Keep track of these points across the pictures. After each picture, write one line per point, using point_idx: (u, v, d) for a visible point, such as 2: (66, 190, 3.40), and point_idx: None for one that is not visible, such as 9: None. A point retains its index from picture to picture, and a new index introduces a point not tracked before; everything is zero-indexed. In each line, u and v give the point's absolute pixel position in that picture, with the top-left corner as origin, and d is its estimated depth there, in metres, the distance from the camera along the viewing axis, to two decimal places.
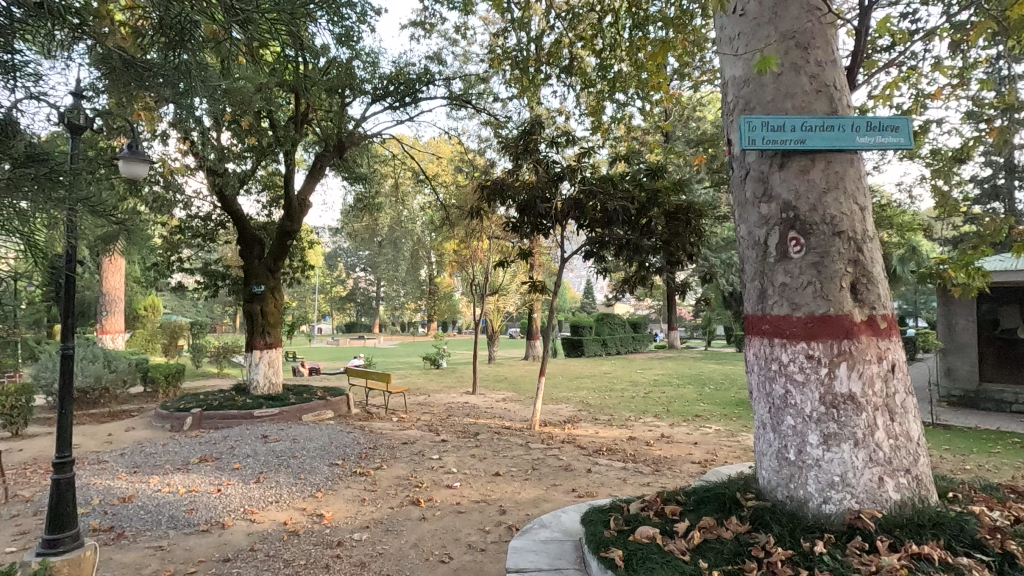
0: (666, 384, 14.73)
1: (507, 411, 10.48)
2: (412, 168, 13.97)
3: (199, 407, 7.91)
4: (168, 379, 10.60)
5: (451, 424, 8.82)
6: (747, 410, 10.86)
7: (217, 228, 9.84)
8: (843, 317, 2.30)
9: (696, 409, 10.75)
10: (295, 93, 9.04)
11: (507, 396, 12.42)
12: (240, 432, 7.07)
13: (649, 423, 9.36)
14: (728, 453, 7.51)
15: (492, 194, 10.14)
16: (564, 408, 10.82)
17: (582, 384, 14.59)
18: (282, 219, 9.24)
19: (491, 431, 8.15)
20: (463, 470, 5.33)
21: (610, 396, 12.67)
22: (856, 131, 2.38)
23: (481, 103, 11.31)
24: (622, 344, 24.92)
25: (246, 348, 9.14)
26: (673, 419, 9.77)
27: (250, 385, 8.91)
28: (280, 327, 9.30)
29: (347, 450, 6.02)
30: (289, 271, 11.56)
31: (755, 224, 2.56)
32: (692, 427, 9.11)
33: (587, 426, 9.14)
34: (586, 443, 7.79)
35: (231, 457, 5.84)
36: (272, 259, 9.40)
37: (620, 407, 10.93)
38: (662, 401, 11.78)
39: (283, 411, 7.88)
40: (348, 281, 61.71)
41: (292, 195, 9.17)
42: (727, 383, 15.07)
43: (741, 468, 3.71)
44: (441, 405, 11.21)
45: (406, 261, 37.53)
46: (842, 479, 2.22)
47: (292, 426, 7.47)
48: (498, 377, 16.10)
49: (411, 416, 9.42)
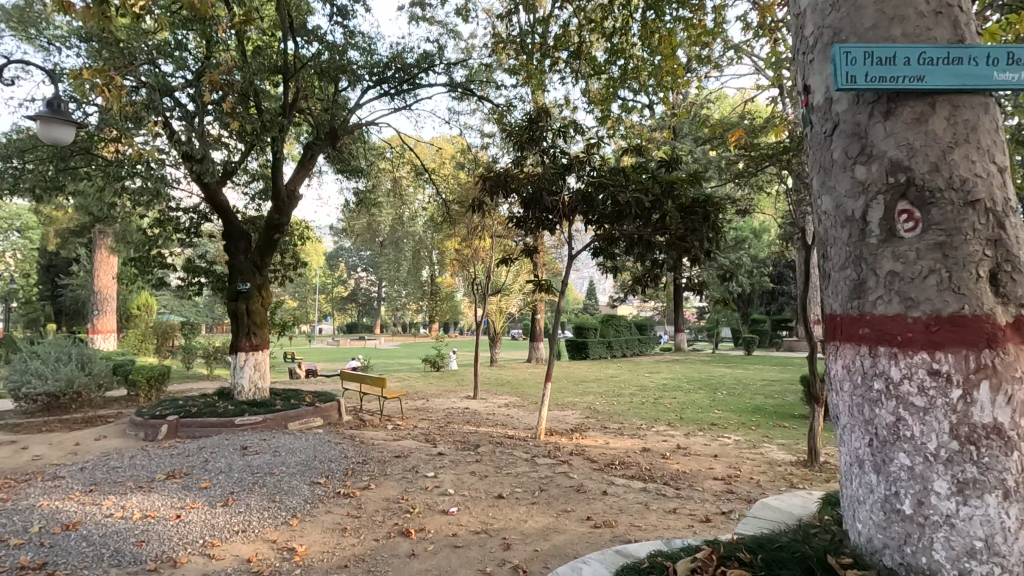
0: (676, 389, 14.07)
1: (510, 418, 9.83)
2: (411, 163, 13.35)
3: (176, 414, 7.28)
4: (151, 382, 10.03)
5: (450, 434, 8.17)
6: (765, 418, 10.19)
7: (201, 222, 9.20)
8: (982, 319, 1.66)
9: (711, 417, 10.10)
10: (284, 77, 8.45)
11: (510, 401, 11.79)
12: (217, 442, 6.45)
13: (663, 433, 8.71)
14: (753, 467, 6.85)
15: (494, 187, 9.49)
16: (571, 415, 10.16)
17: (588, 389, 13.93)
18: (271, 212, 8.64)
19: (493, 442, 7.50)
20: (461, 492, 4.69)
21: (619, 401, 12.01)
22: (994, 65, 1.74)
23: (484, 92, 10.70)
24: (627, 346, 24.29)
25: (231, 350, 8.53)
26: (688, 428, 9.12)
27: (234, 390, 8.28)
28: (267, 327, 8.67)
29: (332, 466, 5.38)
30: (280, 268, 10.96)
31: (847, 194, 1.92)
32: (709, 437, 8.45)
33: (597, 436, 8.48)
34: (596, 456, 7.12)
35: (202, 474, 5.21)
36: (259, 255, 8.76)
37: (631, 415, 10.28)
38: (673, 408, 11.14)
39: (267, 419, 7.25)
40: (350, 281, 61.19)
41: (280, 186, 8.58)
42: (739, 388, 14.38)
43: (807, 505, 3.03)
44: (440, 411, 10.57)
45: (408, 261, 36.96)
46: (987, 546, 1.59)
47: (276, 436, 6.84)
48: (500, 380, 15.48)
49: (407, 424, 8.79)
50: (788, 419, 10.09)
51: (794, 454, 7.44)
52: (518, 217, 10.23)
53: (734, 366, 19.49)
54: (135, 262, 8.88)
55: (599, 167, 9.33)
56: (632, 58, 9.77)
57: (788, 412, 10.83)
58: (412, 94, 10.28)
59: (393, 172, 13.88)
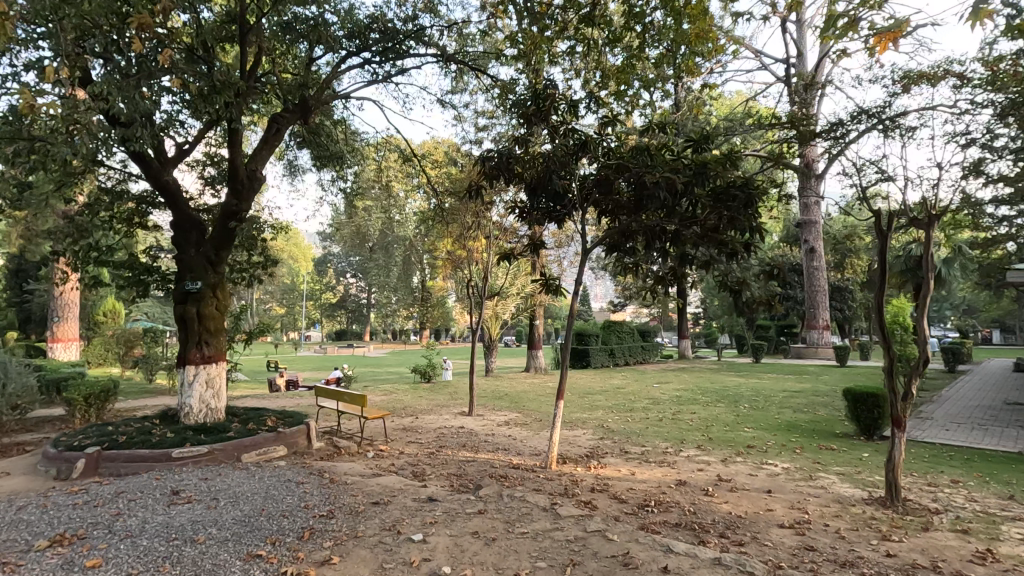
0: (693, 402, 12.74)
1: (513, 441, 8.44)
2: (398, 152, 12.00)
3: (99, 443, 5.81)
4: (90, 401, 8.53)
5: (443, 465, 6.77)
6: (806, 438, 8.88)
7: (148, 211, 7.76)
8: None
9: (744, 438, 8.77)
10: (243, 38, 6.97)
11: (512, 418, 10.41)
12: (142, 486, 5.00)
13: (696, 459, 7.37)
14: (822, 508, 5.49)
15: (496, 170, 8.14)
16: (584, 437, 8.77)
17: (596, 402, 12.58)
18: (226, 198, 7.12)
19: (496, 478, 6.12)
20: (460, 571, 3.29)
21: (633, 418, 10.66)
22: None
23: (480, 64, 9.34)
24: (631, 354, 23.07)
25: (179, 363, 7.07)
26: (723, 452, 7.77)
27: (181, 411, 6.85)
28: (224, 335, 7.24)
29: (283, 527, 3.96)
30: (247, 267, 9.53)
31: None
32: (753, 463, 7.12)
33: (619, 466, 7.10)
34: (624, 495, 5.75)
35: (101, 540, 3.77)
36: (214, 248, 7.27)
37: (652, 435, 8.92)
38: (697, 426, 9.80)
39: (214, 450, 5.81)
40: (339, 287, 59.56)
41: (239, 166, 7.12)
42: (761, 400, 13.07)
43: None
44: (431, 432, 9.16)
45: (399, 266, 35.54)
46: None
47: (222, 474, 5.40)
48: (497, 392, 14.08)
49: (392, 452, 7.40)
50: (833, 439, 8.76)
51: (863, 488, 6.11)
52: (522, 207, 8.88)
53: (746, 375, 18.21)
54: (62, 256, 7.35)
55: (617, 150, 8.09)
56: (655, 21, 8.45)
57: (828, 429, 9.53)
58: (397, 66, 8.93)
59: (378, 162, 12.54)
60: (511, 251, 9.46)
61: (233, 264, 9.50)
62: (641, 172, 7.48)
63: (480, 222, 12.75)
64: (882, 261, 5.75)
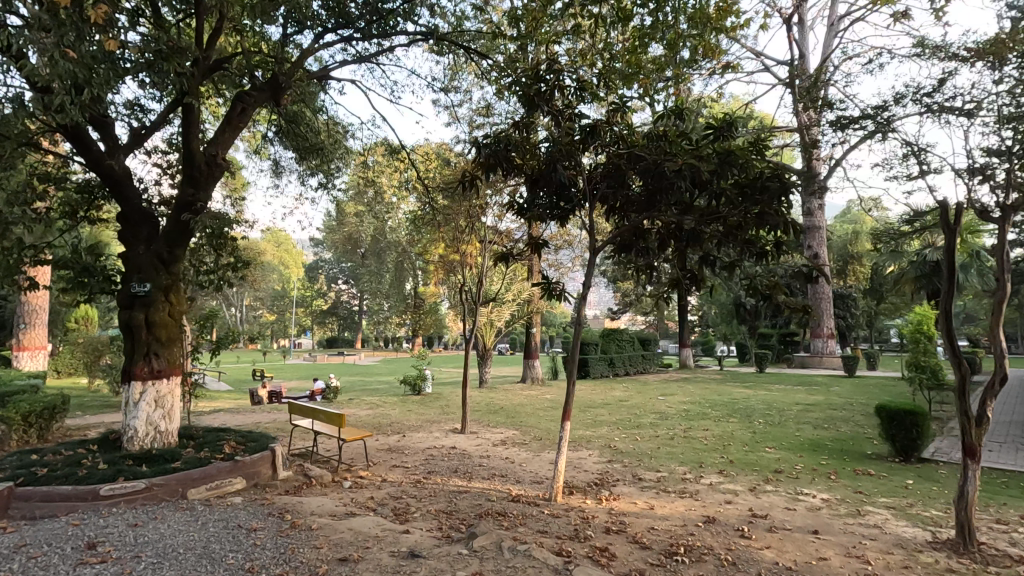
0: (703, 416, 11.86)
1: (512, 465, 7.49)
2: (385, 146, 11.09)
3: (13, 477, 4.81)
4: (29, 420, 7.50)
5: (430, 498, 5.81)
6: (837, 460, 7.99)
7: (93, 202, 6.76)
8: None
9: (769, 461, 7.87)
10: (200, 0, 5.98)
11: (510, 436, 9.50)
12: (50, 537, 4.00)
13: (721, 488, 6.45)
14: (885, 556, 4.58)
15: (491, 160, 7.25)
16: (591, 460, 7.84)
17: (599, 417, 11.69)
18: (180, 186, 6.10)
19: (494, 518, 5.15)
20: None
21: (641, 435, 9.77)
22: None
23: (476, 47, 8.48)
24: (631, 363, 22.23)
25: (124, 377, 6.08)
26: (750, 479, 6.85)
27: (124, 434, 5.87)
28: (177, 346, 6.26)
29: None
30: (216, 268, 8.56)
31: None
32: (787, 494, 6.22)
33: (635, 498, 6.17)
34: (647, 539, 4.82)
35: None
36: (165, 244, 6.26)
37: (666, 458, 8.01)
38: (714, 446, 8.90)
39: (154, 486, 4.81)
40: (330, 294, 58.62)
41: (194, 149, 6.09)
42: (775, 414, 12.23)
43: None
44: (419, 454, 8.20)
45: (392, 272, 34.77)
46: None
47: (156, 519, 4.39)
48: (492, 405, 13.13)
49: (374, 482, 6.41)
50: (867, 462, 7.88)
51: (926, 528, 5.20)
52: (522, 203, 7.99)
53: (754, 386, 17.32)
54: None
55: (628, 138, 7.22)
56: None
57: (858, 450, 8.65)
58: (382, 46, 8.06)
59: (364, 157, 11.65)
60: (510, 252, 8.54)
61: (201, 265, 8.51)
62: (658, 158, 6.55)
63: (473, 223, 11.88)
64: (954, 261, 4.82)
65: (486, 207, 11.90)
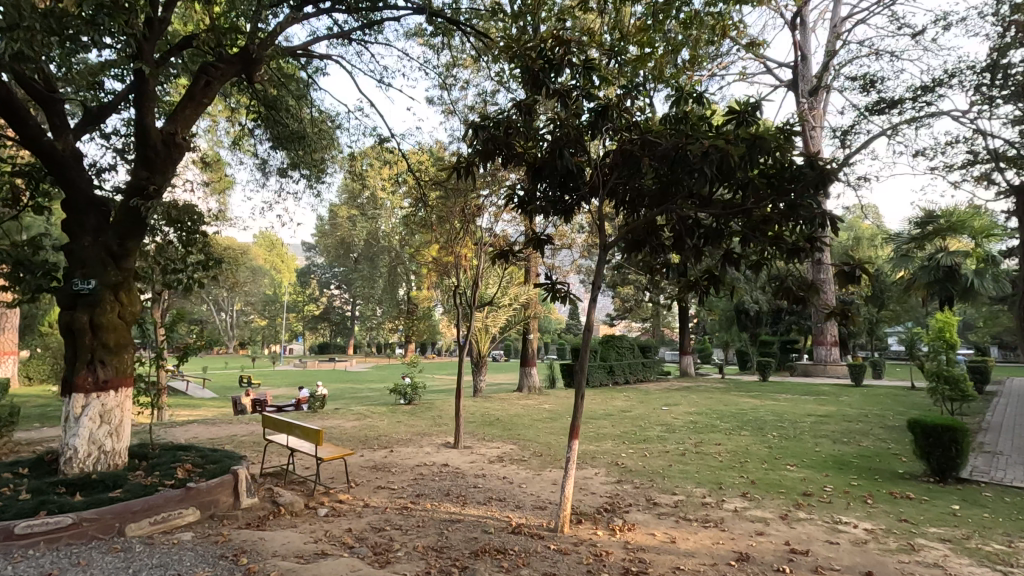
0: (713, 429, 11.11)
1: (511, 487, 6.71)
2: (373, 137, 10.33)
3: None
4: None
5: (418, 530, 4.99)
6: (868, 480, 7.26)
7: (36, 188, 5.95)
8: None
9: (794, 481, 7.13)
10: None
11: (507, 452, 8.72)
12: None
13: (750, 516, 5.68)
14: None
15: (490, 147, 6.51)
16: (597, 481, 7.05)
17: (602, 429, 10.93)
18: (132, 169, 5.32)
19: (492, 557, 4.35)
20: None
21: (650, 451, 9.01)
22: None
23: (473, 25, 7.74)
24: (631, 371, 21.48)
25: (64, 389, 5.26)
26: (779, 504, 6.09)
27: (62, 456, 5.05)
28: (128, 353, 5.45)
29: None
30: (182, 265, 7.74)
31: None
32: (825, 524, 5.46)
33: (653, 528, 5.38)
34: None
35: None
36: (116, 236, 5.45)
37: (680, 478, 7.25)
38: (731, 464, 8.14)
39: (83, 521, 3.98)
40: (322, 299, 57.58)
41: (151, 127, 5.31)
42: (788, 426, 11.51)
43: None
44: (407, 473, 7.39)
45: (385, 276, 33.92)
46: None
47: (78, 568, 3.56)
48: (488, 416, 12.33)
49: (352, 510, 5.58)
50: (902, 483, 7.16)
51: (997, 570, 4.45)
52: (522, 196, 7.25)
53: (760, 396, 16.58)
54: None
55: (643, 123, 6.50)
56: None
57: (887, 469, 7.92)
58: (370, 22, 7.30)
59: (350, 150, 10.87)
60: (508, 249, 7.77)
61: (167, 263, 7.70)
62: (680, 142, 5.77)
63: (469, 221, 11.12)
64: None
65: (481, 206, 11.18)
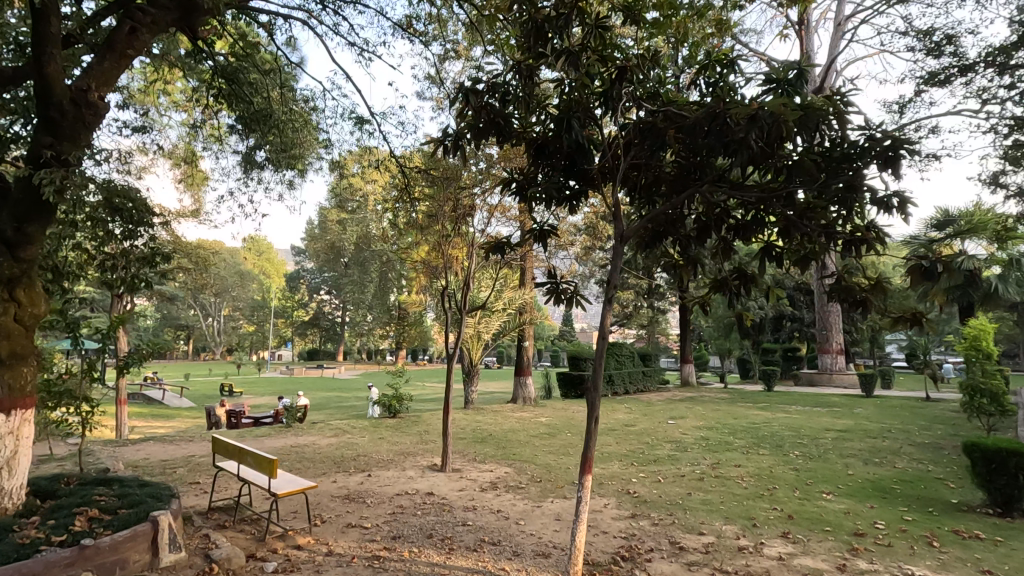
0: (728, 447, 10.08)
1: (507, 525, 5.60)
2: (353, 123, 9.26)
3: None
4: None
5: None
6: (922, 513, 6.22)
7: None
8: None
9: (836, 514, 6.11)
10: None
11: (501, 476, 7.61)
12: None
13: (800, 566, 4.62)
14: None
15: (484, 118, 5.36)
16: (608, 516, 5.97)
17: (607, 448, 9.87)
18: (32, 133, 4.23)
19: None
20: None
21: (664, 474, 7.95)
22: None
23: None
24: (630, 380, 20.50)
25: None
26: (831, 548, 5.04)
27: None
28: (28, 364, 4.37)
29: None
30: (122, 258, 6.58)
31: None
32: None
33: None
34: None
35: None
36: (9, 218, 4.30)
37: (705, 511, 6.19)
38: (759, 492, 7.09)
39: None
40: (312, 304, 55.97)
41: (58, 83, 4.22)
42: (810, 444, 10.51)
43: None
44: (384, 505, 6.25)
45: (375, 281, 32.77)
46: None
47: None
48: (480, 431, 11.24)
49: (310, 562, 4.46)
50: (964, 517, 6.12)
51: None
52: (519, 180, 6.14)
53: (770, 408, 15.57)
54: None
55: (666, 91, 5.40)
56: None
57: (938, 497, 6.90)
58: None
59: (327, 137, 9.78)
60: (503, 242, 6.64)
61: (104, 257, 6.54)
62: (716, 108, 4.65)
63: (460, 217, 10.06)
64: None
65: (474, 202, 10.15)
